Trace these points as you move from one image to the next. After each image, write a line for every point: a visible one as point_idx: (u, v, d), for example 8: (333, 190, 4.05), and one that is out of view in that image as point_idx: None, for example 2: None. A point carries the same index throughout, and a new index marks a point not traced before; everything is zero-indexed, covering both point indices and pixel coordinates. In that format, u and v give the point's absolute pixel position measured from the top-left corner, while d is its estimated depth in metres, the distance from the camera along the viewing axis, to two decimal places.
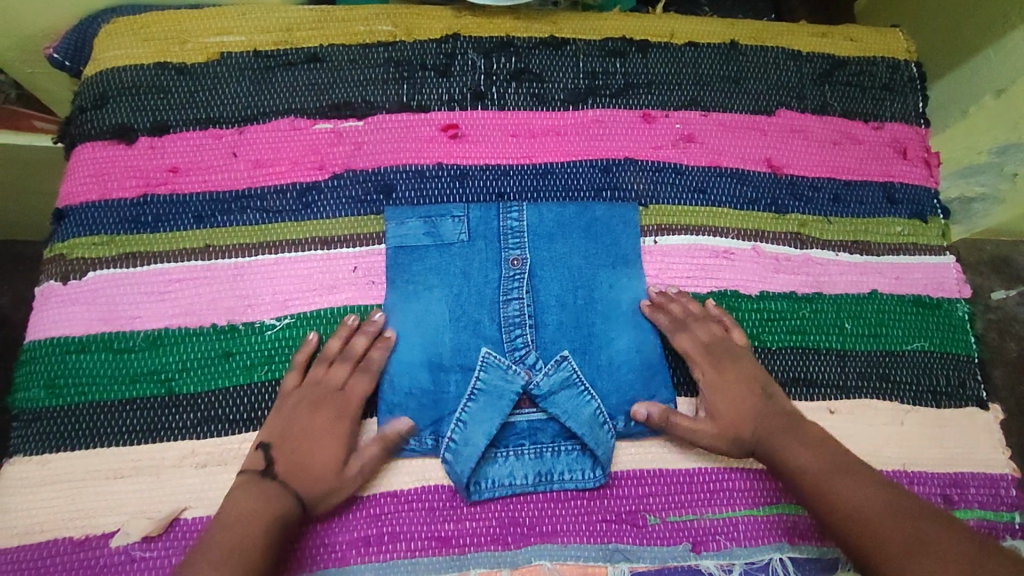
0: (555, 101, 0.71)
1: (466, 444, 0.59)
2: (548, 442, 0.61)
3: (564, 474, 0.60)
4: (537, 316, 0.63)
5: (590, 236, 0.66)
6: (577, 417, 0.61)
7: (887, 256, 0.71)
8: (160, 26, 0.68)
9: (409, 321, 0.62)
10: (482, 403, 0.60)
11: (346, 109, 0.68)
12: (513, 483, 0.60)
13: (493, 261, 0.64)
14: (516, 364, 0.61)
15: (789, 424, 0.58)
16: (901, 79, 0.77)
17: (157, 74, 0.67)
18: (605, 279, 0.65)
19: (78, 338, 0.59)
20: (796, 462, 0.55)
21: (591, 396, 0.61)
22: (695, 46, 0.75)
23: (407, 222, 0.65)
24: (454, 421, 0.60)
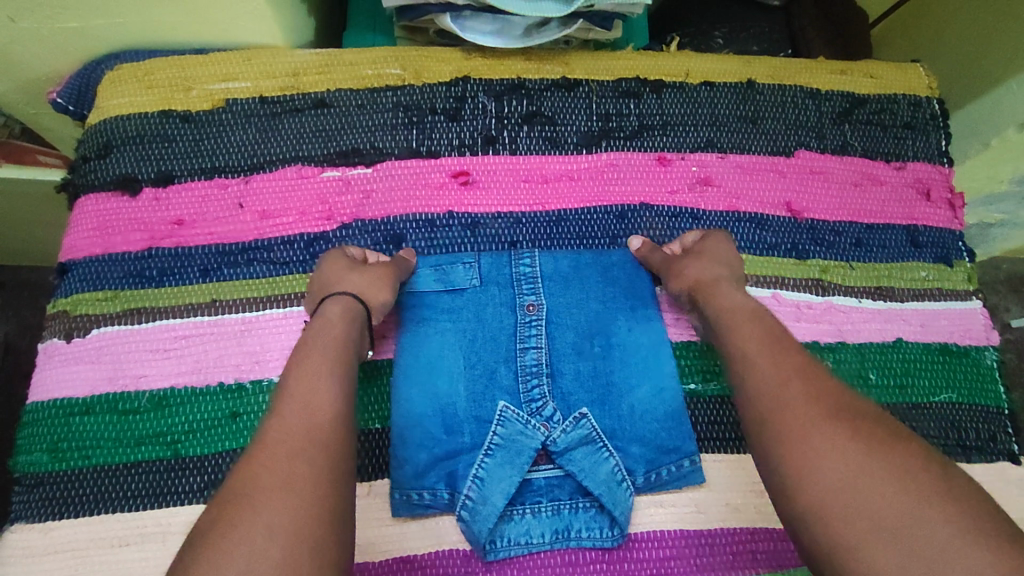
0: (569, 145, 0.70)
1: (484, 502, 0.57)
2: (566, 499, 0.59)
3: (582, 532, 0.58)
4: (553, 365, 0.60)
5: (608, 280, 0.64)
6: (595, 475, 0.58)
7: (912, 303, 0.68)
8: (164, 73, 0.67)
9: (421, 370, 0.60)
10: (499, 458, 0.57)
11: (355, 156, 0.66)
12: (530, 543, 0.58)
13: (508, 306, 0.62)
14: (535, 418, 0.59)
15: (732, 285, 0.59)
16: (923, 117, 0.75)
17: (162, 123, 0.66)
18: (623, 323, 0.62)
19: (82, 399, 0.58)
20: (723, 304, 0.57)
21: (609, 453, 0.58)
22: (711, 85, 0.73)
23: (418, 270, 0.63)
24: (470, 478, 0.57)
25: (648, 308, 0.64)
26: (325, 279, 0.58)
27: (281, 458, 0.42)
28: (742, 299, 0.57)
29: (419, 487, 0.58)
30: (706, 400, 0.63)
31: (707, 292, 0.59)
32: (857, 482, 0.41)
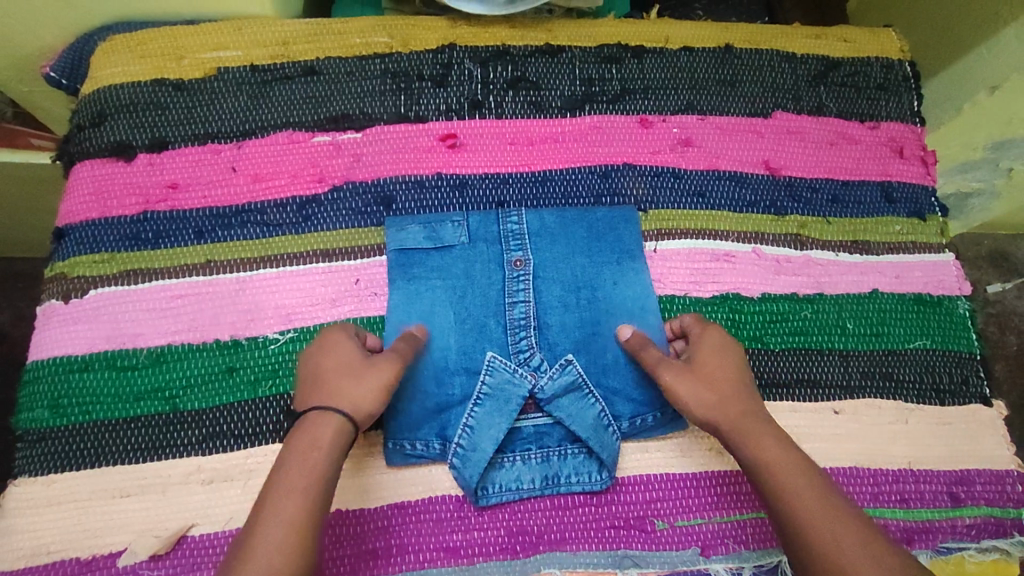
0: (553, 109, 0.72)
1: (474, 449, 0.59)
2: (554, 445, 0.61)
3: (571, 478, 0.60)
4: (540, 317, 0.63)
5: (593, 235, 0.66)
6: (582, 420, 0.60)
7: (887, 256, 0.71)
8: (156, 43, 0.68)
9: (412, 326, 0.61)
10: (488, 407, 0.59)
11: (344, 121, 0.68)
12: (520, 488, 0.60)
13: (496, 262, 0.64)
14: (521, 367, 0.61)
15: (766, 420, 0.54)
16: (896, 79, 0.77)
17: (154, 91, 0.67)
18: (609, 275, 0.65)
19: (80, 357, 0.59)
20: (764, 456, 0.51)
21: (595, 399, 0.61)
22: (690, 51, 0.75)
23: (407, 228, 0.65)
24: (461, 426, 0.59)
25: (635, 261, 0.66)
26: (340, 364, 0.53)
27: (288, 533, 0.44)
28: (778, 445, 0.52)
29: (412, 437, 0.59)
30: None
31: (737, 433, 0.53)
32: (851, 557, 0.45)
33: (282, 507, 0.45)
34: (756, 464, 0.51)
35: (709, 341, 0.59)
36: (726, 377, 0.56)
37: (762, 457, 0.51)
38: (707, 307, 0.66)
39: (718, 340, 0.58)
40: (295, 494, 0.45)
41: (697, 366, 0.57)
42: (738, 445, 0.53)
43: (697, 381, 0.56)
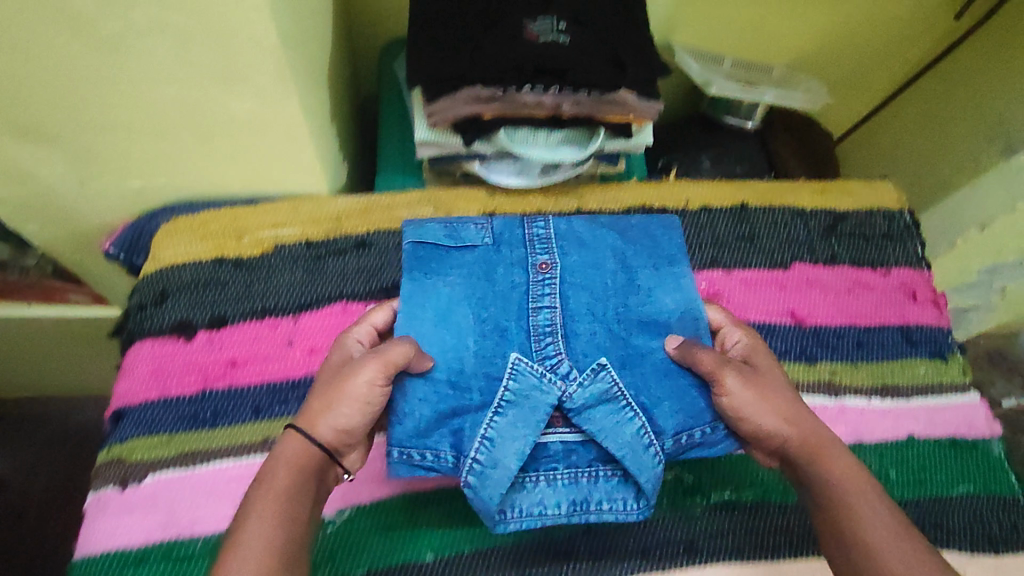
0: None
1: (496, 466, 0.54)
2: (584, 466, 0.58)
3: (602, 505, 0.57)
4: (566, 326, 0.63)
5: (627, 238, 0.71)
6: (617, 436, 0.56)
7: (917, 398, 0.74)
8: (217, 224, 0.72)
9: (432, 316, 0.61)
10: (511, 416, 0.56)
11: (395, 292, 0.72)
12: (544, 513, 0.56)
13: (520, 264, 0.66)
14: (549, 375, 0.59)
15: (836, 441, 0.55)
16: (898, 227, 0.83)
17: (214, 269, 0.71)
18: (643, 281, 0.66)
19: (135, 550, 0.58)
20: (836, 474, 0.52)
21: (632, 415, 0.57)
22: (710, 210, 0.81)
23: (427, 227, 0.68)
24: (478, 439, 0.55)
25: (676, 266, 0.68)
26: (323, 381, 0.56)
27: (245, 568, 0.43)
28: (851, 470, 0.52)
29: (421, 447, 0.56)
30: (744, 509, 0.64)
31: (814, 455, 0.53)
32: None
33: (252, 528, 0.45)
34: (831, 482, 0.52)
35: (761, 357, 0.61)
36: (777, 393, 0.56)
37: (845, 491, 0.51)
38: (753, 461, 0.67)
39: (773, 364, 0.60)
40: (266, 521, 0.45)
41: (761, 377, 0.57)
42: (806, 464, 0.53)
43: (761, 391, 0.55)
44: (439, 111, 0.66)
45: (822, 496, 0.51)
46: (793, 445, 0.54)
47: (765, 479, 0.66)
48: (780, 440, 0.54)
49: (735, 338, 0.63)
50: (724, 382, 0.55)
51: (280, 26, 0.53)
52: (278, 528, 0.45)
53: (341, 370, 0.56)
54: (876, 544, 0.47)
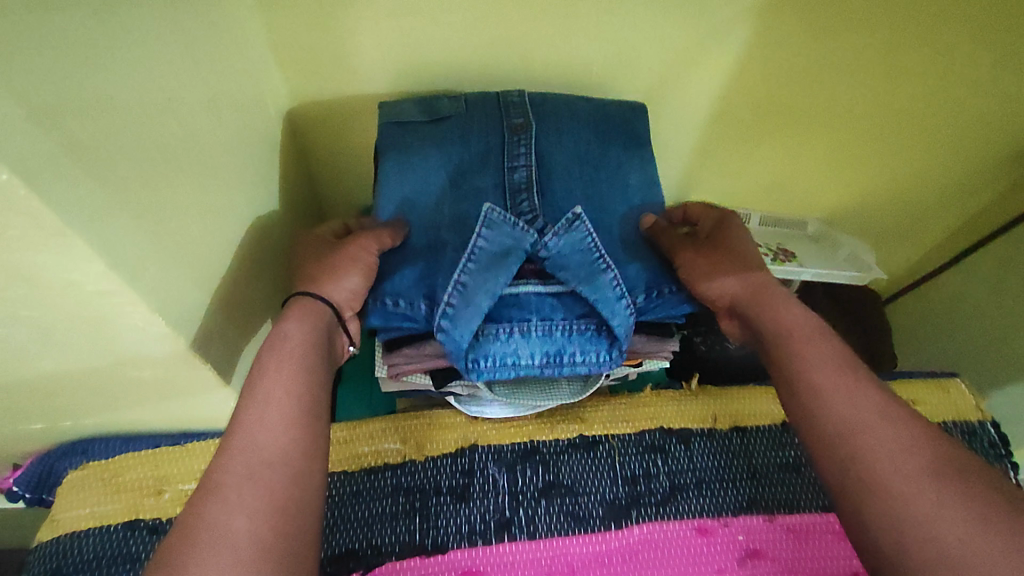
0: (595, 520, 0.61)
1: (467, 307, 0.51)
2: (560, 320, 0.54)
3: (576, 358, 0.54)
4: (543, 184, 0.59)
5: (610, 118, 0.64)
6: (591, 284, 0.53)
7: None
8: (136, 472, 0.61)
9: (403, 180, 0.59)
10: (482, 266, 0.52)
11: (350, 560, 0.58)
12: (517, 364, 0.53)
13: (494, 129, 0.61)
14: (523, 223, 0.55)
15: (789, 295, 0.54)
16: (982, 446, 0.67)
17: (128, 537, 0.58)
18: (616, 156, 0.63)
19: None
20: (783, 318, 0.52)
21: (607, 267, 0.54)
22: (743, 429, 0.67)
23: (402, 105, 0.63)
24: (453, 284, 0.52)
25: (643, 143, 0.64)
26: (300, 268, 0.54)
27: (271, 423, 0.43)
28: (805, 317, 0.52)
29: (395, 294, 0.55)
30: None
31: (761, 307, 0.53)
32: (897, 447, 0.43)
33: (268, 384, 0.45)
34: (779, 331, 0.51)
35: (735, 227, 0.61)
36: (747, 261, 0.57)
37: (790, 338, 0.50)
38: None
39: (746, 233, 0.61)
40: (284, 378, 0.45)
41: (727, 244, 0.58)
42: (751, 312, 0.54)
43: (725, 254, 0.57)
44: (399, 363, 0.56)
45: (773, 348, 0.51)
46: (741, 301, 0.55)
47: None
48: (729, 298, 0.55)
49: (706, 216, 0.63)
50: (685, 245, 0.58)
51: (173, 310, 0.45)
52: (291, 387, 0.45)
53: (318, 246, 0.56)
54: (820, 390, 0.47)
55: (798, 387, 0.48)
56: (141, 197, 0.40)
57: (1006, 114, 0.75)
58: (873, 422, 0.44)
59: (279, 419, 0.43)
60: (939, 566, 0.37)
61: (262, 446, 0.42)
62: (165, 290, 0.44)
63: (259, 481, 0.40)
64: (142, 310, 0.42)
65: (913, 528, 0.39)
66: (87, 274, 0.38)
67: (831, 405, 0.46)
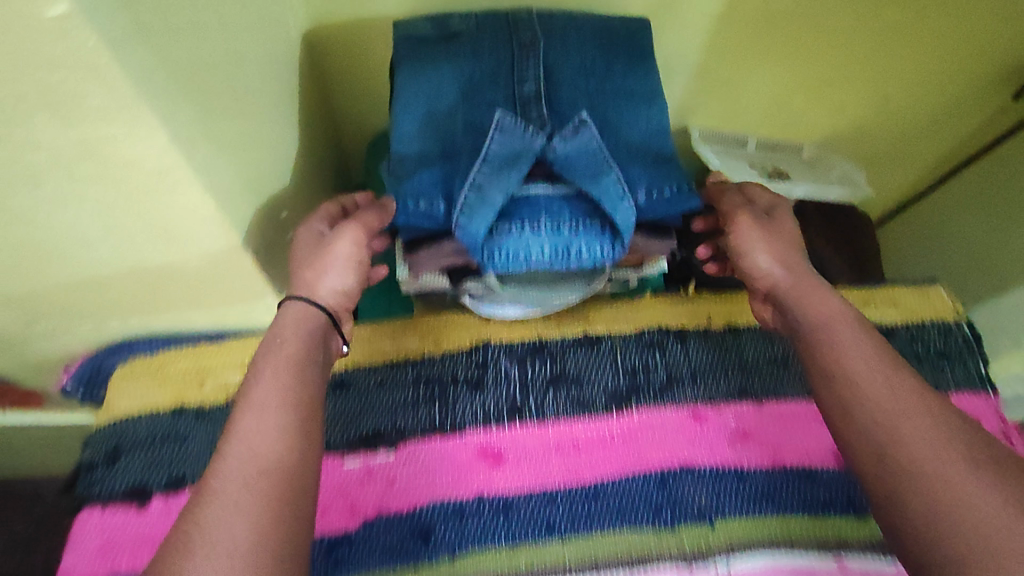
0: (599, 406, 0.67)
1: (482, 205, 0.53)
2: (568, 215, 0.55)
3: (583, 252, 0.56)
4: (552, 94, 0.60)
5: (619, 35, 0.66)
6: (597, 182, 0.55)
7: None
8: (179, 366, 0.65)
9: (420, 96, 0.62)
10: (496, 168, 0.54)
11: (377, 439, 0.64)
12: (529, 259, 0.55)
13: (504, 43, 0.63)
14: (532, 129, 0.56)
15: (831, 290, 0.56)
16: (957, 344, 0.72)
17: (175, 420, 0.63)
18: (621, 69, 0.64)
19: None
20: (820, 307, 0.54)
21: (612, 170, 0.55)
22: (736, 329, 0.73)
23: (416, 24, 0.66)
24: (467, 184, 0.54)
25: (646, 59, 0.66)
26: (302, 255, 0.55)
27: (265, 425, 0.44)
28: (840, 305, 0.54)
29: (416, 196, 0.56)
30: None
31: (796, 298, 0.56)
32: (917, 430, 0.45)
33: (263, 388, 0.46)
34: (808, 319, 0.54)
35: (786, 215, 0.63)
36: (791, 249, 0.60)
37: (826, 332, 0.52)
38: None
39: (795, 221, 0.63)
40: (279, 380, 0.47)
41: (776, 228, 0.61)
42: (788, 299, 0.56)
43: (772, 238, 0.60)
44: (421, 262, 0.59)
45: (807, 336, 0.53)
46: (780, 288, 0.57)
47: None
48: (772, 282, 0.58)
49: (765, 197, 0.65)
50: (738, 224, 0.61)
51: (221, 192, 0.49)
52: (288, 390, 0.46)
53: (317, 239, 0.56)
54: (849, 371, 0.49)
55: (837, 384, 0.49)
56: (191, 81, 0.44)
57: (999, 32, 0.77)
58: (915, 417, 0.45)
59: (278, 420, 0.45)
60: (962, 539, 0.40)
61: (259, 447, 0.43)
62: (215, 174, 0.48)
63: (262, 486, 0.41)
64: (196, 187, 0.46)
65: (939, 513, 0.41)
66: (149, 147, 0.42)
67: (878, 402, 0.47)
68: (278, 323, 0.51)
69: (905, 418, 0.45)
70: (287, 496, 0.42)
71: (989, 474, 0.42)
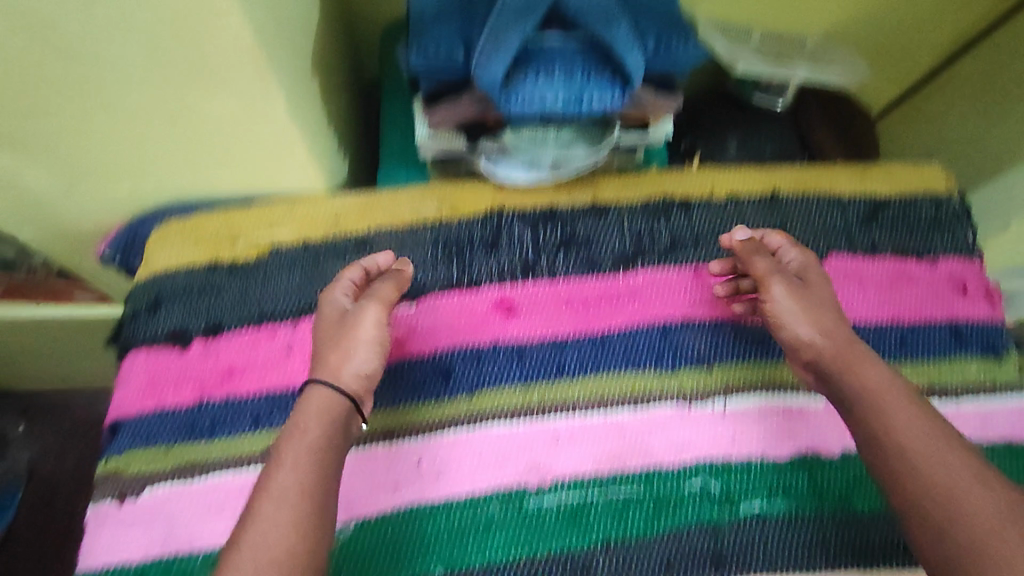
0: (607, 266, 0.71)
1: (500, 50, 0.55)
2: (579, 64, 0.58)
3: (593, 101, 0.59)
4: None
5: None
6: (609, 29, 0.57)
7: (982, 398, 0.68)
8: (211, 226, 0.69)
9: None
10: (513, 12, 0.56)
11: None
12: (543, 105, 0.59)
13: None
14: None
15: (871, 357, 0.58)
16: (947, 213, 0.77)
17: (210, 274, 0.68)
18: None
19: (135, 565, 0.57)
20: (864, 381, 0.56)
21: (622, 20, 0.57)
22: (738, 199, 0.76)
23: None
24: (486, 31, 0.56)
25: None
26: (325, 333, 0.58)
27: (280, 506, 0.48)
28: (884, 375, 0.56)
29: (435, 42, 0.58)
30: (774, 521, 0.62)
31: (842, 365, 0.57)
32: (942, 458, 0.51)
33: (279, 474, 0.49)
34: (857, 390, 0.56)
35: (813, 274, 0.64)
36: (821, 309, 0.60)
37: (880, 401, 0.55)
38: (784, 469, 0.64)
39: (826, 283, 0.63)
40: (295, 471, 0.49)
41: (810, 296, 0.61)
42: (834, 373, 0.57)
43: (804, 302, 0.60)
44: (441, 115, 0.63)
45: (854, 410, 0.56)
46: (824, 357, 0.58)
47: (798, 490, 0.63)
48: (815, 351, 0.59)
49: (792, 252, 0.66)
50: (772, 291, 0.61)
51: (259, 23, 0.51)
52: (302, 471, 0.49)
53: (338, 320, 0.59)
54: (888, 416, 0.53)
55: (868, 410, 0.55)
56: None
57: None
58: (947, 458, 0.51)
59: (294, 479, 0.49)
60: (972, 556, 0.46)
61: (280, 504, 0.47)
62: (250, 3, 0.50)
63: None
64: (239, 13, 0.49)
65: (965, 537, 0.47)
66: None
67: (925, 471, 0.50)
68: (302, 407, 0.54)
69: (938, 458, 0.51)
70: (298, 542, 0.47)
71: (1006, 506, 0.48)
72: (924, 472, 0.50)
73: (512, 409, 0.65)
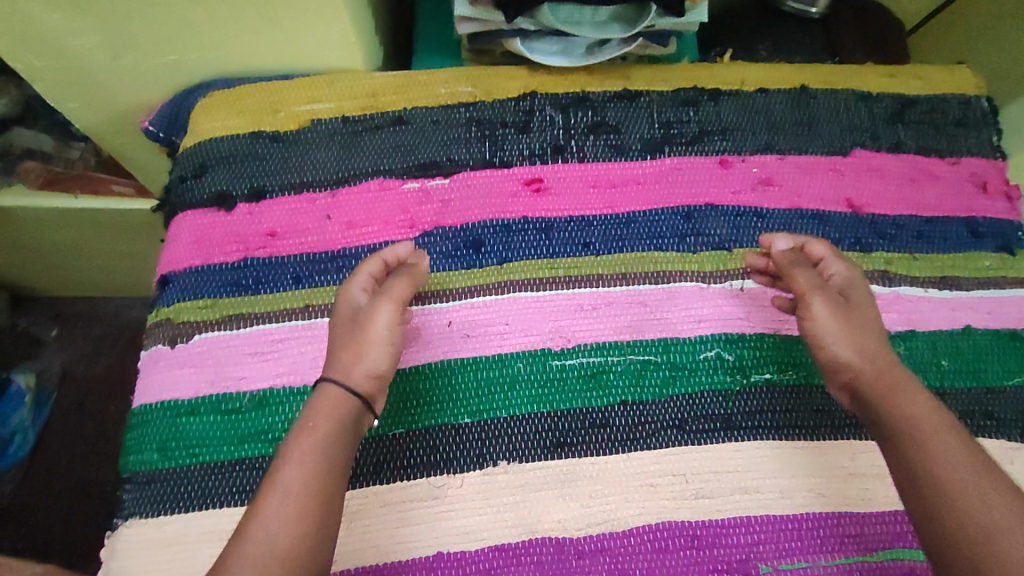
0: (634, 152, 0.73)
1: None
2: None
3: None
4: None
5: None
6: None
7: (992, 290, 0.70)
8: (254, 99, 0.72)
9: None
10: None
11: (433, 168, 0.71)
12: None
13: None
14: None
15: (919, 386, 0.56)
16: (974, 115, 0.78)
17: (253, 143, 0.71)
18: None
19: (187, 401, 0.62)
20: (907, 406, 0.54)
21: None
22: (766, 93, 0.77)
23: None
24: None
25: None
26: (344, 322, 0.59)
27: (283, 499, 0.49)
28: (925, 404, 0.54)
29: None
30: (783, 388, 0.65)
31: (886, 395, 0.55)
32: (952, 465, 0.49)
33: (291, 469, 0.50)
34: (894, 415, 0.54)
35: (857, 292, 0.62)
36: (864, 332, 0.59)
37: (915, 433, 0.52)
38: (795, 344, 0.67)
39: (869, 299, 0.62)
40: (302, 466, 0.50)
41: (850, 313, 0.60)
42: (873, 397, 0.56)
43: (849, 325, 0.59)
44: None
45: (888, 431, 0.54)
46: (864, 378, 0.57)
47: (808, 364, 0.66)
48: (853, 373, 0.57)
49: (835, 267, 0.64)
50: (812, 306, 0.60)
51: None
52: (309, 470, 0.50)
53: (354, 317, 0.59)
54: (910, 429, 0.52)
55: (887, 429, 0.54)
56: None
57: None
58: (965, 463, 0.49)
59: (298, 472, 0.50)
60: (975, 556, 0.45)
61: (283, 495, 0.49)
62: None
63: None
64: None
65: (968, 542, 0.46)
66: None
67: (937, 466, 0.50)
68: (311, 409, 0.55)
69: (954, 467, 0.49)
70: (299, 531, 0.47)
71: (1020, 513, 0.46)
72: (944, 475, 0.49)
73: (538, 279, 0.68)
